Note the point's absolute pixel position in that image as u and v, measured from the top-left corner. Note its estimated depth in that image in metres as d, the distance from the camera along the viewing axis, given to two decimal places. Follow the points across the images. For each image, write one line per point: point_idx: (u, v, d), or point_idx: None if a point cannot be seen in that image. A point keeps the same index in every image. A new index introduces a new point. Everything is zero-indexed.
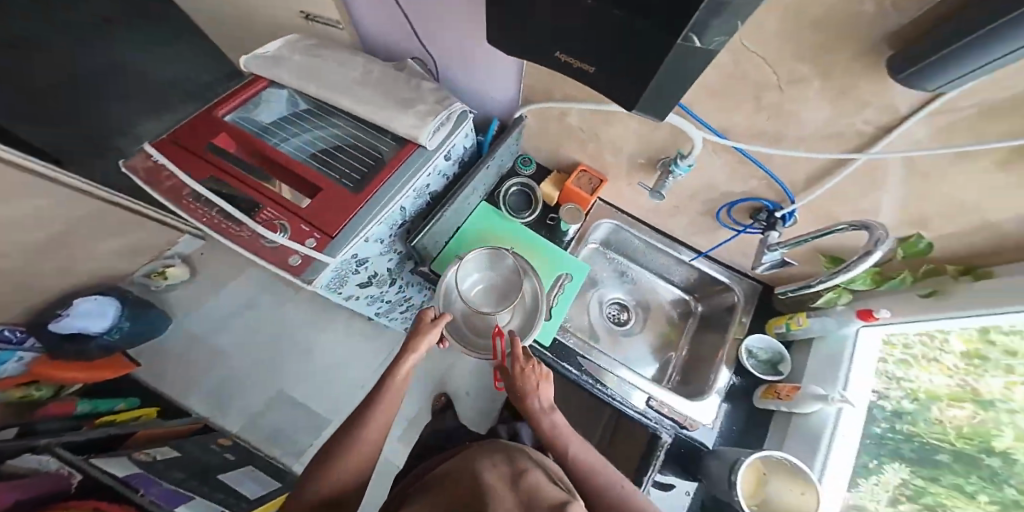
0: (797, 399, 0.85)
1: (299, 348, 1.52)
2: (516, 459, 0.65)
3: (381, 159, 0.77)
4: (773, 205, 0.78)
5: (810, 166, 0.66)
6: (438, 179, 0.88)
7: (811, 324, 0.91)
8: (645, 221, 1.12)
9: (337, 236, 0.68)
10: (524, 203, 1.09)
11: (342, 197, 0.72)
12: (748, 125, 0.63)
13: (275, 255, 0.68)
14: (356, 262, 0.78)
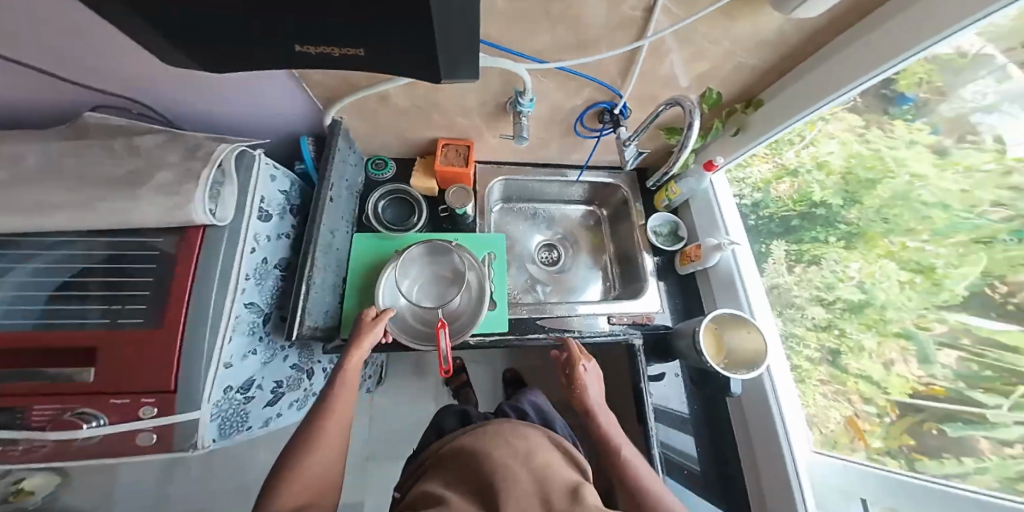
0: (705, 254, 0.97)
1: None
2: (531, 437, 0.66)
3: (164, 268, 0.58)
4: (610, 104, 0.82)
5: (619, 60, 0.69)
6: (272, 247, 0.73)
7: (682, 191, 1.02)
8: (527, 162, 1.11)
9: (179, 388, 0.56)
10: (402, 212, 0.95)
11: (135, 345, 0.54)
12: (551, 41, 0.62)
13: (117, 448, 0.55)
14: (238, 390, 0.68)
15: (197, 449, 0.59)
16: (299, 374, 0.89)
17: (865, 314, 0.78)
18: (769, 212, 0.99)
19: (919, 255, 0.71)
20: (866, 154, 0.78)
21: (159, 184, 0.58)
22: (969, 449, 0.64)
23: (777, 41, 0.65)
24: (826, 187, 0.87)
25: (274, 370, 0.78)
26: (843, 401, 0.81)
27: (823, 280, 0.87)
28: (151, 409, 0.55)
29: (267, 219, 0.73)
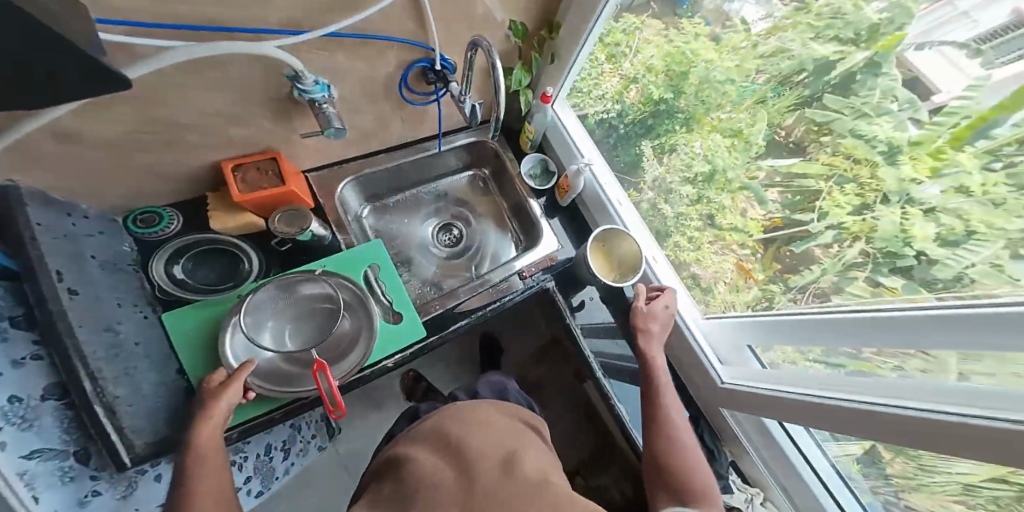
0: (573, 183, 0.99)
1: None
2: (464, 417, 0.62)
3: None
4: (428, 61, 0.73)
5: (401, 7, 0.59)
6: (15, 380, 0.47)
7: (537, 129, 1.01)
8: (371, 149, 0.96)
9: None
10: (208, 263, 0.75)
11: None
12: (298, 6, 0.49)
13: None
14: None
15: None
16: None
17: (715, 179, 0.86)
18: (631, 120, 1.00)
19: (729, 123, 0.78)
20: (676, 51, 0.84)
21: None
22: (811, 260, 0.71)
23: None
24: (658, 87, 0.91)
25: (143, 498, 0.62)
26: (729, 253, 0.88)
27: (682, 163, 0.93)
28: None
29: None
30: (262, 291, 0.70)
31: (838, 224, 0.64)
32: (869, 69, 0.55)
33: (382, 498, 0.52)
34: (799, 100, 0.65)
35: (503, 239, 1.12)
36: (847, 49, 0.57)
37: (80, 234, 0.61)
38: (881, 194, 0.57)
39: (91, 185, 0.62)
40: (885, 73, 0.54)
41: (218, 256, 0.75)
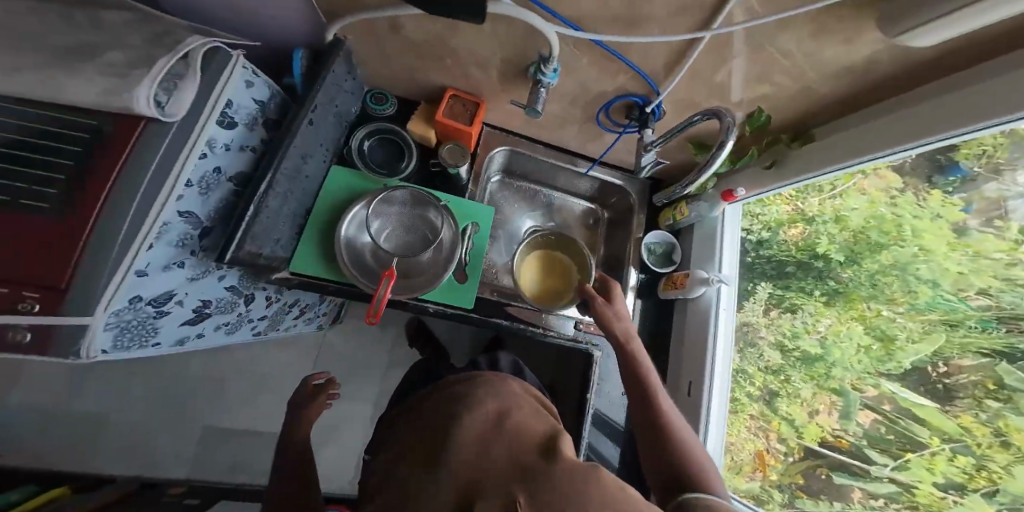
0: (689, 284, 0.92)
1: (203, 381, 1.37)
2: (493, 394, 0.66)
3: (89, 157, 0.48)
4: (642, 100, 0.71)
5: (665, 51, 0.56)
6: (229, 156, 0.61)
7: (691, 212, 0.95)
8: (535, 139, 1.02)
9: (71, 289, 0.48)
10: (390, 152, 0.89)
11: (41, 232, 0.46)
12: (596, 10, 0.50)
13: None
14: (151, 304, 0.58)
15: (79, 360, 0.51)
16: (234, 298, 0.77)
17: (813, 366, 0.82)
18: (769, 252, 0.92)
19: (886, 325, 0.73)
20: (887, 218, 0.73)
21: (100, 64, 0.47)
22: (843, 496, 0.76)
23: (854, 77, 0.55)
24: (834, 242, 0.81)
25: (202, 289, 0.67)
26: (761, 437, 0.87)
27: (790, 328, 0.87)
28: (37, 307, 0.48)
29: (238, 123, 0.62)
30: (404, 194, 0.81)
31: (906, 486, 0.70)
32: None
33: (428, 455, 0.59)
34: (997, 353, 0.62)
35: None
36: None
37: (344, 89, 0.78)
38: (993, 487, 0.61)
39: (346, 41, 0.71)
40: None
41: (392, 148, 0.89)
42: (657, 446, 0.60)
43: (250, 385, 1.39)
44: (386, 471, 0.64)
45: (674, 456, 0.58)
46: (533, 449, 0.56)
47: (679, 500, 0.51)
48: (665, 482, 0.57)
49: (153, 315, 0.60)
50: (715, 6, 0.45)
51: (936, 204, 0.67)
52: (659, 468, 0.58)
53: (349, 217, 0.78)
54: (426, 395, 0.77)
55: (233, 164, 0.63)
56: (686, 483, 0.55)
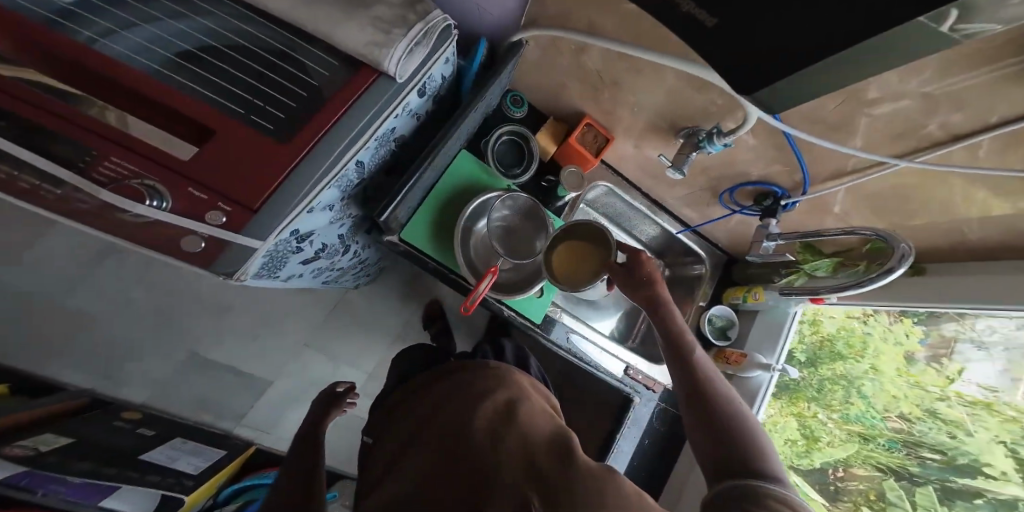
0: (745, 365, 0.96)
1: (214, 311, 1.19)
2: (504, 389, 0.66)
3: (320, 95, 0.54)
4: (781, 192, 0.75)
5: (846, 160, 0.60)
6: (405, 120, 0.67)
7: (766, 300, 0.98)
8: (637, 185, 0.95)
9: (260, 210, 0.50)
10: (515, 157, 0.87)
11: (256, 149, 0.49)
12: (815, 109, 0.53)
13: (159, 238, 0.47)
14: (296, 239, 0.60)
15: (232, 280, 0.54)
16: (340, 246, 0.77)
17: None
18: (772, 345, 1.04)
19: (817, 426, 0.96)
20: (857, 333, 0.92)
21: (370, 16, 0.53)
22: None
23: (1005, 231, 0.62)
24: (801, 342, 1.00)
25: (327, 233, 0.68)
26: None
27: None
28: (219, 218, 0.48)
29: (423, 96, 0.68)
30: (525, 198, 0.82)
31: None
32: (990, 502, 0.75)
33: (441, 446, 0.59)
34: (889, 470, 0.87)
35: (621, 323, 1.15)
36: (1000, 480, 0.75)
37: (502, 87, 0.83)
38: None
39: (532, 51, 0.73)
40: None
41: (516, 151, 0.87)
42: (712, 433, 0.54)
43: (262, 328, 1.23)
44: (397, 458, 0.64)
45: (731, 442, 0.52)
46: (543, 446, 0.55)
47: (744, 488, 0.45)
48: (724, 466, 0.51)
49: (290, 250, 0.61)
50: (928, 142, 0.50)
51: (897, 336, 0.87)
52: (718, 451, 0.52)
53: (478, 200, 0.79)
54: (433, 383, 0.75)
55: (400, 130, 0.68)
56: (748, 469, 0.48)
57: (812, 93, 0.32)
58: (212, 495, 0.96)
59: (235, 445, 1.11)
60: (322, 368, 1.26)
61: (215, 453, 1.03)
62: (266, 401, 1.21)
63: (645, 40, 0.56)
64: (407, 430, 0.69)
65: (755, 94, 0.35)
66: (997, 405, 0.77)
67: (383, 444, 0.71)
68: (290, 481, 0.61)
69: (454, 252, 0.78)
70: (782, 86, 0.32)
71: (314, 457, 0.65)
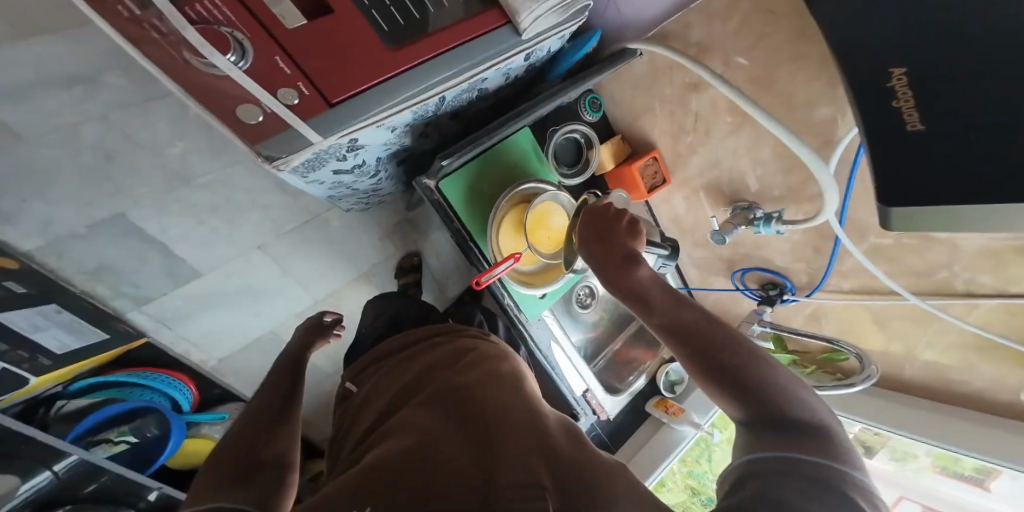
0: (680, 418, 1.10)
1: (168, 174, 0.80)
2: (506, 366, 0.51)
3: (443, 17, 0.50)
4: (789, 288, 0.82)
5: (865, 279, 0.71)
6: (498, 76, 0.64)
7: None
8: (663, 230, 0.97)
9: (338, 106, 0.44)
10: (571, 158, 0.85)
11: (362, 40, 0.42)
12: (872, 228, 0.61)
13: (221, 94, 0.40)
14: (348, 147, 0.53)
15: (266, 166, 0.47)
16: (372, 172, 0.68)
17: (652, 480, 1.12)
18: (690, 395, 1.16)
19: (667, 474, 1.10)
20: None
21: None
22: None
23: (938, 382, 0.73)
24: None
25: (374, 149, 0.60)
26: None
27: (637, 442, 1.15)
28: (291, 97, 0.41)
29: (525, 60, 0.64)
30: (569, 202, 0.78)
31: None
32: None
33: (417, 418, 0.42)
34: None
35: (591, 349, 1.12)
36: None
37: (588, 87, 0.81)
38: None
39: (646, 69, 0.73)
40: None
41: (576, 149, 0.85)
42: (740, 396, 0.36)
43: (220, 216, 0.89)
44: (361, 425, 0.49)
45: (769, 402, 0.35)
46: (562, 434, 0.41)
47: (791, 463, 0.29)
48: (758, 438, 0.33)
49: (336, 155, 0.54)
50: (937, 288, 0.60)
51: None
52: (756, 417, 0.35)
53: (527, 182, 0.76)
54: (416, 340, 0.61)
55: (487, 84, 0.64)
56: (793, 438, 0.31)
57: (932, 228, 0.35)
58: (64, 381, 0.81)
59: (123, 334, 0.86)
60: (277, 285, 1.01)
61: (94, 335, 0.82)
62: (188, 300, 0.92)
63: (767, 104, 0.59)
64: (377, 392, 0.53)
65: (892, 208, 0.37)
66: None
67: (351, 408, 0.55)
68: (251, 418, 0.50)
69: (489, 225, 0.75)
70: (917, 215, 0.35)
71: (291, 393, 0.56)
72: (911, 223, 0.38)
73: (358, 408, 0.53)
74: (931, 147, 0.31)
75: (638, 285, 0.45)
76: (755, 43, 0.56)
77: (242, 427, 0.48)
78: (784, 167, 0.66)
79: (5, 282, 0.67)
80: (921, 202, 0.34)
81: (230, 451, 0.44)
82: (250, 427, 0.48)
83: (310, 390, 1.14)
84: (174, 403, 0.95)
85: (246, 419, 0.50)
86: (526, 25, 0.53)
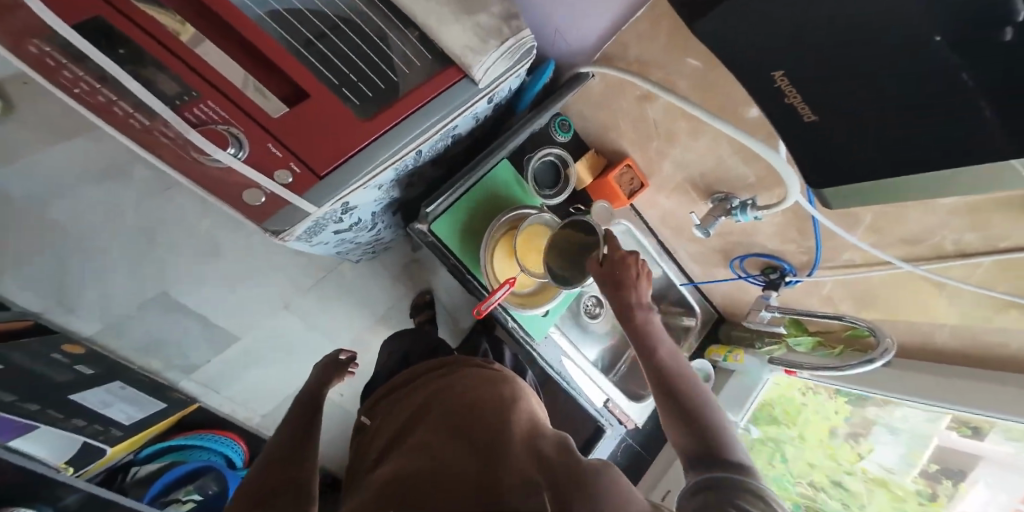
0: None
1: (199, 250, 0.92)
2: (504, 385, 0.56)
3: (405, 82, 0.57)
4: (789, 270, 0.81)
5: (857, 253, 0.69)
6: (467, 122, 0.70)
7: (744, 361, 1.02)
8: (655, 231, 0.98)
9: (326, 178, 0.51)
10: (551, 180, 0.89)
11: (335, 116, 0.49)
12: None
13: (225, 181, 0.49)
14: (343, 210, 0.60)
15: (274, 238, 0.55)
16: (368, 225, 0.75)
17: None
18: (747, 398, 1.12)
19: None
20: (794, 402, 1.05)
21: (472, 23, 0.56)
22: None
23: (974, 346, 0.69)
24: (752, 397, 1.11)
25: (368, 205, 0.67)
26: None
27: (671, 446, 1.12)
28: (286, 177, 0.49)
29: (489, 101, 0.70)
30: (554, 219, 0.82)
31: None
32: None
33: (428, 437, 0.47)
34: None
35: (608, 357, 1.13)
36: None
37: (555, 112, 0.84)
38: None
39: (601, 89, 0.78)
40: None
41: (554, 170, 0.89)
42: (691, 432, 0.49)
43: (245, 281, 0.99)
44: (374, 452, 0.54)
45: (710, 441, 0.48)
46: (553, 446, 0.45)
47: (724, 488, 0.41)
48: (703, 468, 0.45)
49: (333, 219, 0.61)
50: (930, 252, 0.58)
51: (827, 412, 1.01)
52: (699, 452, 0.48)
53: (512, 210, 0.80)
54: (426, 370, 0.65)
55: (459, 130, 0.71)
56: (727, 471, 0.44)
57: (871, 201, 0.37)
58: (133, 450, 0.90)
59: (179, 401, 0.96)
60: (302, 338, 1.10)
61: (153, 404, 0.91)
62: (231, 358, 1.02)
63: (713, 103, 0.62)
64: (389, 420, 0.58)
65: (822, 189, 0.39)
66: (891, 483, 0.92)
67: (366, 438, 0.60)
68: (274, 454, 0.55)
69: (482, 256, 0.79)
70: (851, 189, 0.37)
71: (309, 423, 0.62)
72: (850, 201, 0.40)
73: (372, 437, 0.58)
74: (846, 131, 0.32)
75: (640, 333, 0.55)
76: (688, 51, 0.60)
77: (264, 463, 0.54)
78: (748, 157, 0.67)
79: (75, 366, 0.79)
80: (853, 179, 0.36)
81: (256, 487, 0.49)
82: (272, 461, 0.54)
83: (343, 431, 1.20)
84: (229, 459, 1.02)
85: (271, 454, 0.56)
86: (480, 74, 0.58)
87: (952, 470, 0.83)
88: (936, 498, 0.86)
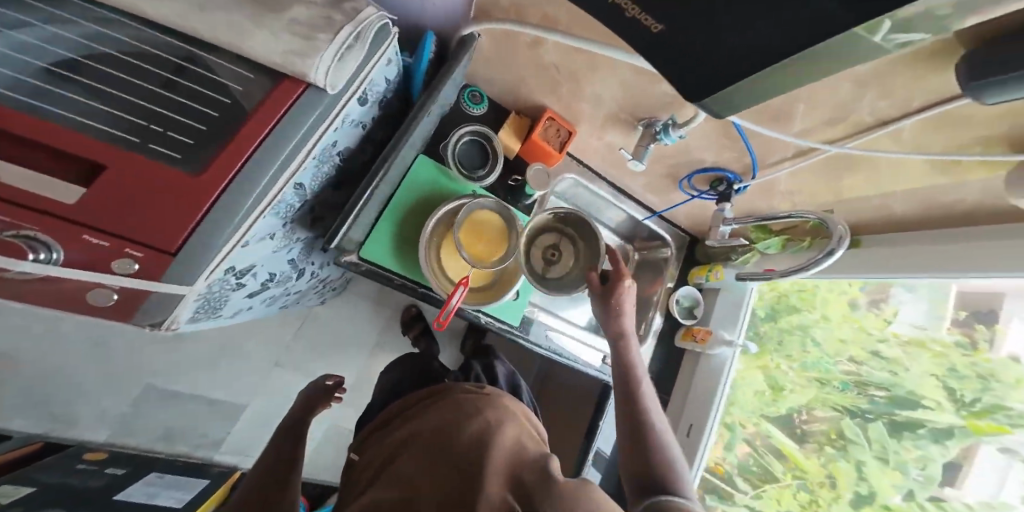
0: (710, 342, 1.04)
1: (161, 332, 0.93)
2: (490, 408, 0.59)
3: (242, 112, 0.42)
4: (734, 177, 0.79)
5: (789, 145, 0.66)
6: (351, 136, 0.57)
7: (725, 276, 1.02)
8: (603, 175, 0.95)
9: (181, 254, 0.41)
10: (477, 159, 0.84)
11: (159, 184, 0.37)
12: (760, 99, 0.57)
13: (64, 288, 0.40)
14: (235, 275, 0.52)
15: (156, 327, 0.49)
16: (291, 272, 0.70)
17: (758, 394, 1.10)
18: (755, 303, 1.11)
19: (779, 375, 1.08)
20: (808, 287, 1.03)
21: None
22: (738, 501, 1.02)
23: (928, 205, 0.67)
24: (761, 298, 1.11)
25: (274, 260, 0.60)
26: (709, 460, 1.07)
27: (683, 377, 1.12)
28: (130, 265, 0.40)
29: (369, 104, 0.55)
30: (493, 202, 0.79)
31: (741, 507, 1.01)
32: (944, 432, 0.83)
33: (416, 470, 0.49)
34: (843, 410, 0.97)
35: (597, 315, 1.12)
36: (943, 407, 0.84)
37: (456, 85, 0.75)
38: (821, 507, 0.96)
39: (493, 48, 0.72)
40: (947, 444, 0.83)
41: (479, 151, 0.83)
42: (643, 466, 0.60)
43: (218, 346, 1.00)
44: (362, 481, 0.55)
45: (657, 476, 0.59)
46: (528, 478, 0.47)
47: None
48: (648, 496, 0.57)
49: (228, 289, 0.54)
50: (855, 126, 0.55)
51: (842, 287, 0.97)
52: (643, 486, 0.59)
53: (443, 207, 0.74)
54: (417, 399, 0.66)
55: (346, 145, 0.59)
56: (667, 500, 0.55)
57: (757, 100, 0.33)
58: None
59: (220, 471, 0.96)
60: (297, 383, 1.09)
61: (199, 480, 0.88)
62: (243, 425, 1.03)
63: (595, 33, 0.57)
64: (375, 453, 0.59)
65: (704, 102, 0.35)
66: (927, 342, 0.88)
67: (354, 472, 0.60)
68: (257, 486, 0.58)
69: (425, 268, 0.72)
70: (729, 92, 0.33)
71: (291, 448, 0.65)
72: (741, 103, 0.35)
73: (360, 472, 0.58)
74: (690, 38, 0.28)
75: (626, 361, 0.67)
76: None
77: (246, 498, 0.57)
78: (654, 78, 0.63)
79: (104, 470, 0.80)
80: (724, 84, 0.32)
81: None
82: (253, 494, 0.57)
83: None
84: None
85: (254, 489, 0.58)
86: (328, 77, 0.42)
87: (982, 314, 0.79)
88: (977, 345, 0.81)
